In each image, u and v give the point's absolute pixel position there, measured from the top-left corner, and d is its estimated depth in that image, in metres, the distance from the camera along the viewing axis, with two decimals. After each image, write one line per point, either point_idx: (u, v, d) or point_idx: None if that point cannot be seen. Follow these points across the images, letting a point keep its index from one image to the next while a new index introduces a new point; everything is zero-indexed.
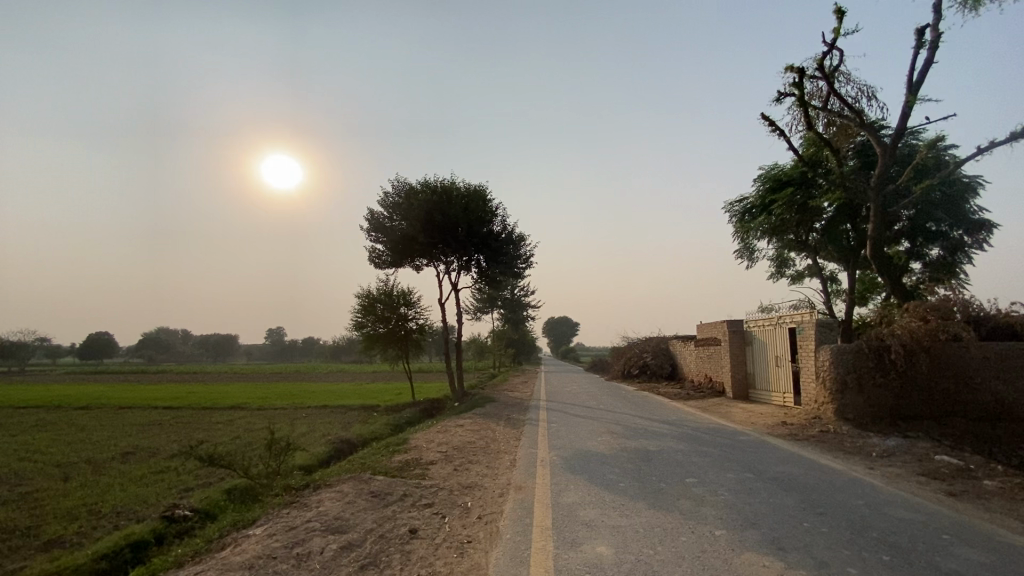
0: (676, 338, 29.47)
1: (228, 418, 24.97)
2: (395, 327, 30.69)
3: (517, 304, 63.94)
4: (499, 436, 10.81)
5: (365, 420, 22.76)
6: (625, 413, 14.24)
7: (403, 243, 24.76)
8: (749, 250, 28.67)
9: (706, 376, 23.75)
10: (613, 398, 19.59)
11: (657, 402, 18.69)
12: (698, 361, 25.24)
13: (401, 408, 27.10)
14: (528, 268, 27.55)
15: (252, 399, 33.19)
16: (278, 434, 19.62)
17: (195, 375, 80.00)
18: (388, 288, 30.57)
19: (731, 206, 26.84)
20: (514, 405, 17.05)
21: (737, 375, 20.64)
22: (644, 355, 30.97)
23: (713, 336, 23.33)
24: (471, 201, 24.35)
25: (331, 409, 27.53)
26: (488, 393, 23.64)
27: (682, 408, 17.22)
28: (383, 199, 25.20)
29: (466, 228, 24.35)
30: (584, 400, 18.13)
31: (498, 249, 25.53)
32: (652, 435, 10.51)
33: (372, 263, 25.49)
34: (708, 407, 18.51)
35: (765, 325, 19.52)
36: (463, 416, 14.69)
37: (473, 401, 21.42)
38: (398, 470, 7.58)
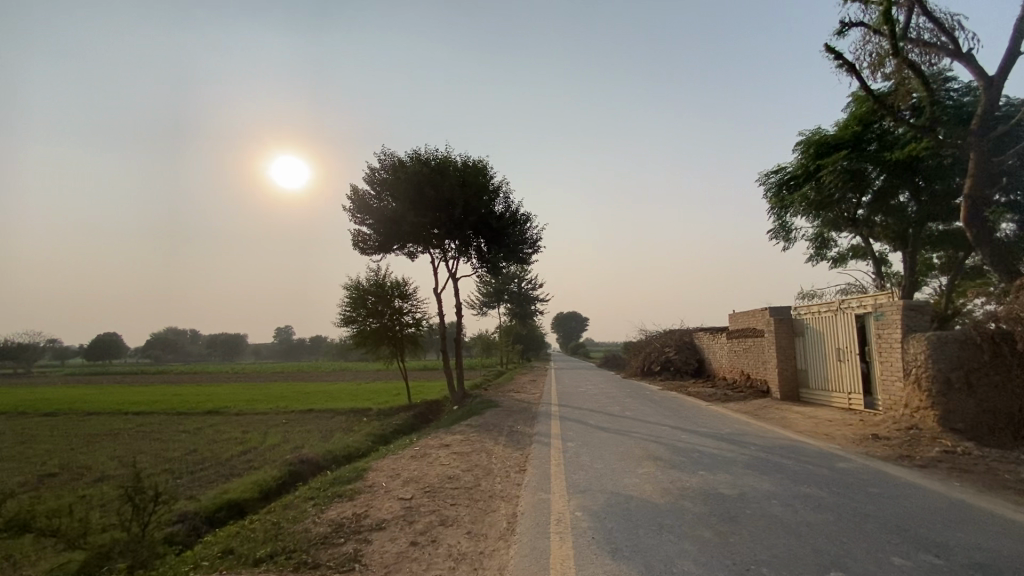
0: (702, 330, 26.16)
1: (198, 425, 22.05)
2: (388, 321, 27.66)
3: (523, 297, 61.12)
4: (496, 466, 7.71)
5: (351, 428, 19.80)
6: (662, 424, 11.02)
7: (392, 225, 21.69)
8: (784, 230, 25.32)
9: (744, 373, 20.44)
10: (638, 400, 16.42)
11: (694, 406, 15.45)
12: (732, 356, 21.90)
13: (394, 412, 24.10)
14: (534, 253, 24.38)
15: (235, 403, 30.32)
16: (243, 449, 16.64)
17: (193, 376, 77.52)
18: (379, 278, 27.59)
19: (766, 178, 23.43)
20: (519, 413, 13.93)
21: (786, 371, 17.32)
22: (666, 350, 27.65)
23: (752, 326, 20.03)
24: (469, 176, 21.19)
25: (317, 414, 24.58)
26: (491, 396, 20.54)
27: (727, 414, 13.99)
28: (370, 175, 22.09)
29: (462, 207, 21.16)
30: (605, 405, 14.94)
31: (500, 232, 22.39)
32: (715, 462, 7.35)
33: (357, 248, 22.48)
34: (756, 411, 15.26)
35: (820, 312, 16.21)
36: (455, 428, 11.61)
37: (474, 405, 18.37)
38: (313, 553, 4.46)
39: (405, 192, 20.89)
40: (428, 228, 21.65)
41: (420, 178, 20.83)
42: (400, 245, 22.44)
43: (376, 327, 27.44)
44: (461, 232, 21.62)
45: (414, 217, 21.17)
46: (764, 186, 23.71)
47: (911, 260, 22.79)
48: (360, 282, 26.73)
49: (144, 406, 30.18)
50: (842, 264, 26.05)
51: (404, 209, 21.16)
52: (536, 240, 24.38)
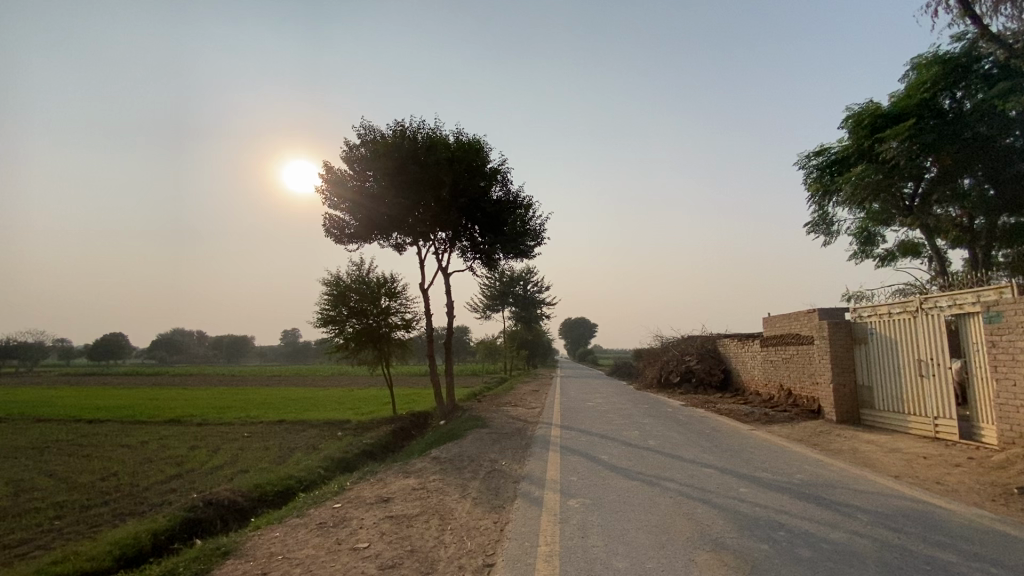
0: (731, 337, 22.88)
1: (146, 438, 19.13)
2: (373, 323, 24.65)
3: (529, 301, 58.16)
4: (443, 552, 4.57)
5: (316, 447, 16.81)
6: (705, 464, 7.83)
7: (371, 209, 18.73)
8: (825, 222, 22.27)
9: (784, 388, 17.14)
10: (661, 421, 13.24)
11: (733, 430, 12.22)
12: (770, 367, 18.57)
13: (375, 426, 21.04)
14: (537, 246, 21.28)
15: (205, 411, 27.42)
16: (175, 473, 13.69)
17: (189, 378, 75.12)
18: (363, 275, 24.57)
19: (807, 160, 20.22)
20: (509, 439, 10.78)
21: (844, 388, 14.03)
22: (687, 358, 24.39)
23: (796, 333, 16.75)
24: (463, 153, 18.19)
25: (287, 426, 21.63)
26: (482, 411, 17.41)
27: (778, 443, 10.77)
28: (349, 153, 19.16)
29: (452, 187, 18.10)
30: (619, 427, 11.76)
31: (496, 218, 19.30)
32: (828, 561, 4.18)
33: (332, 235, 19.47)
34: (812, 439, 11.99)
35: (890, 314, 12.96)
36: (416, 463, 8.49)
37: (459, 423, 15.28)
38: None
39: (386, 168, 17.93)
40: (413, 212, 18.63)
41: (404, 153, 17.84)
42: (381, 233, 19.44)
43: (360, 329, 24.38)
44: (451, 217, 18.54)
45: (397, 198, 18.19)
46: (804, 170, 20.52)
47: (981, 256, 19.41)
48: (341, 278, 23.74)
49: (105, 412, 27.37)
50: (891, 262, 22.74)
51: (385, 189, 18.21)
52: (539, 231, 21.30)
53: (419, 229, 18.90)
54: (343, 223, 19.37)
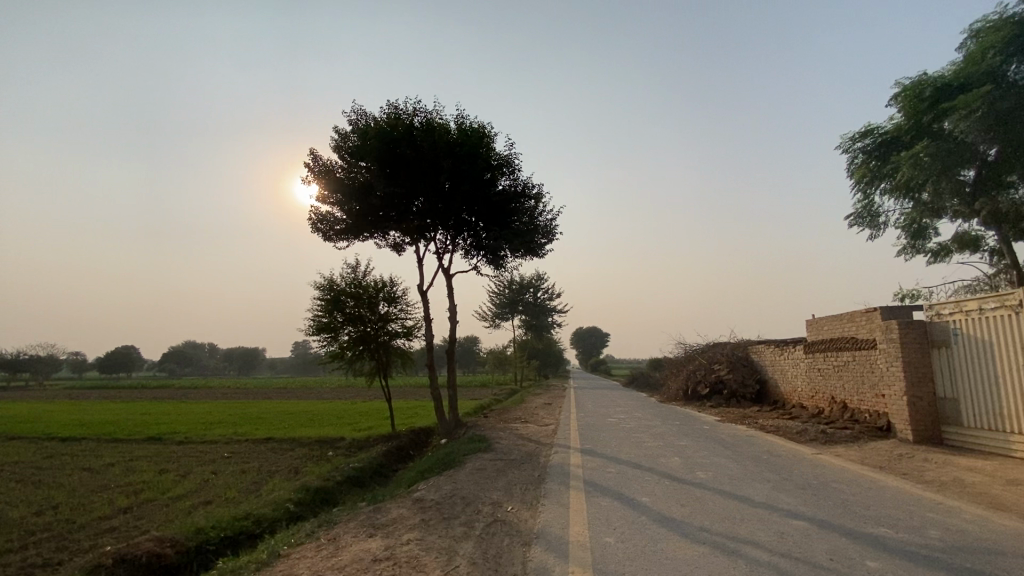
0: (768, 344, 20.52)
1: (115, 460, 17.23)
2: (371, 330, 22.65)
3: (540, 309, 56.15)
4: None
5: (297, 472, 14.76)
6: (792, 514, 5.61)
7: (363, 202, 16.48)
8: (870, 214, 19.95)
9: (839, 401, 14.77)
10: (701, 442, 11.00)
11: (794, 454, 9.93)
12: (818, 376, 16.20)
13: (370, 445, 18.94)
14: (548, 242, 19.16)
15: (191, 427, 25.51)
16: (125, 506, 11.73)
17: (194, 391, 73.70)
18: (359, 278, 22.64)
19: (849, 143, 18.00)
20: (517, 469, 8.60)
21: (921, 401, 11.64)
22: (716, 368, 22.11)
23: (852, 337, 14.41)
24: (465, 137, 15.98)
25: (273, 445, 19.63)
26: (488, 428, 15.26)
27: (860, 473, 8.47)
28: (339, 141, 17.04)
29: (449, 173, 15.82)
30: (653, 453, 9.54)
31: (501, 209, 16.96)
32: None
33: (319, 234, 17.03)
34: (894, 464, 9.66)
35: (981, 311, 10.59)
36: (392, 509, 6.37)
37: (459, 444, 13.14)
38: None
39: (376, 153, 15.83)
40: (410, 205, 16.39)
41: (395, 135, 15.76)
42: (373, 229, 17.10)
43: (356, 337, 22.38)
44: (450, 207, 16.22)
45: (389, 186, 15.96)
46: (847, 154, 18.32)
47: None
48: (335, 282, 21.83)
49: (86, 429, 25.55)
50: (945, 257, 20.48)
51: (375, 176, 16.02)
52: (550, 226, 19.16)
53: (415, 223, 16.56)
54: (330, 218, 17.09)
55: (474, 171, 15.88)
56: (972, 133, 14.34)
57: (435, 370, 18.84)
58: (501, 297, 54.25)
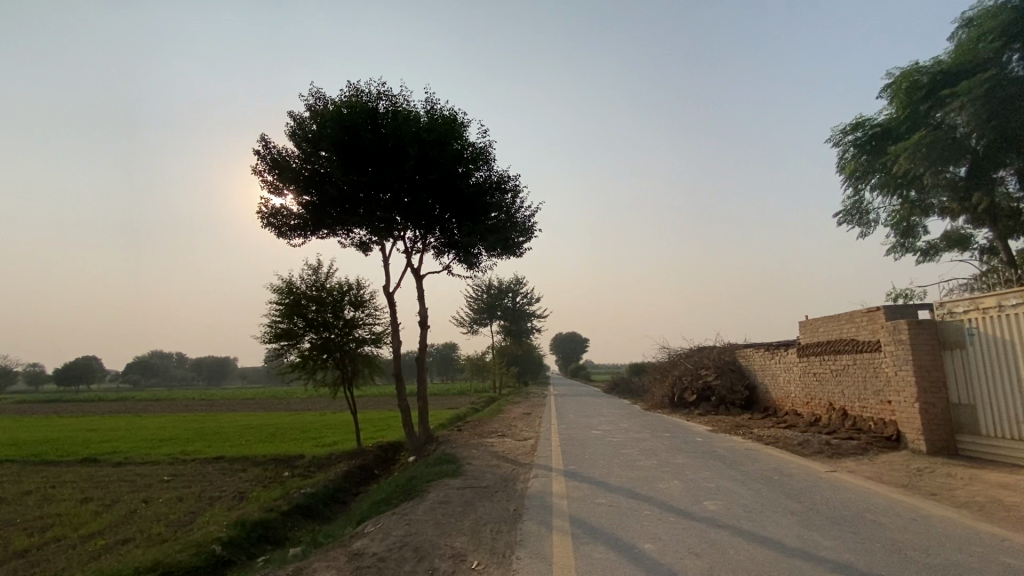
0: (757, 348, 19.52)
1: (34, 487, 15.11)
2: (335, 337, 20.92)
3: (519, 313, 54.96)
4: None
5: (243, 498, 12.99)
6: (842, 569, 4.32)
7: (321, 194, 14.83)
8: (859, 212, 19.26)
9: (838, 408, 13.76)
10: (698, 458, 9.73)
11: (805, 472, 8.74)
12: (814, 381, 15.22)
13: (331, 464, 17.20)
14: (524, 239, 17.77)
15: (135, 446, 23.22)
16: (24, 549, 9.84)
17: (156, 403, 69.92)
18: (322, 281, 20.91)
19: (839, 135, 17.30)
20: (488, 501, 7.17)
21: (934, 409, 10.63)
22: (703, 373, 21.07)
23: (852, 339, 13.42)
24: (434, 122, 14.45)
25: (223, 464, 17.70)
26: (461, 444, 13.79)
27: (888, 497, 7.30)
28: (294, 127, 15.34)
29: (416, 161, 14.12)
30: (648, 475, 8.23)
31: (474, 203, 15.35)
32: None
33: (272, 229, 15.27)
34: (917, 482, 8.56)
35: (1000, 309, 9.61)
36: (322, 568, 4.88)
37: (427, 464, 11.61)
38: None
39: (334, 137, 14.07)
40: (372, 197, 14.71)
41: (355, 117, 14.05)
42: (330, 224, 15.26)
43: (318, 345, 20.61)
44: (416, 199, 14.52)
45: (348, 176, 14.27)
46: (838, 148, 17.58)
47: None
48: (295, 285, 20.05)
49: (15, 450, 23.04)
50: (933, 256, 19.94)
51: (332, 164, 14.23)
52: (527, 223, 17.77)
53: (378, 217, 14.85)
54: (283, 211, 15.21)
55: (443, 159, 14.25)
56: (974, 123, 13.62)
57: (403, 385, 16.51)
58: (478, 302, 52.77)
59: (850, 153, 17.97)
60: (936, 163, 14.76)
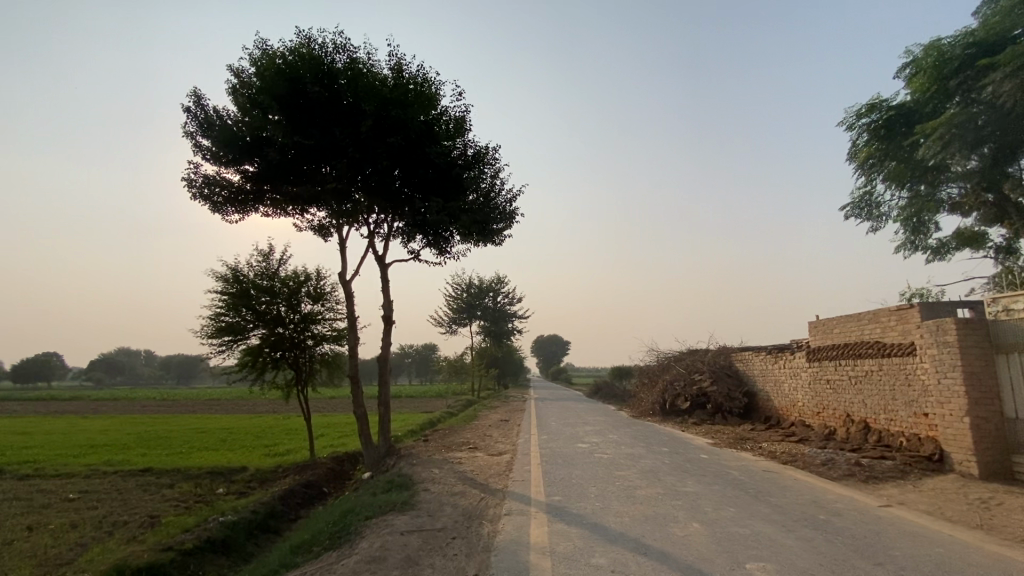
0: (758, 352, 17.79)
1: None
2: (289, 333, 18.51)
3: (500, 314, 52.99)
4: None
5: (153, 527, 10.60)
6: None
7: (265, 161, 12.49)
8: (867, 204, 17.88)
9: (860, 420, 12.05)
10: (713, 486, 7.79)
11: (852, 507, 6.87)
12: (827, 389, 13.51)
13: (277, 479, 14.85)
14: (504, 226, 15.56)
15: (56, 453, 20.37)
16: None
17: (112, 402, 65.46)
18: (275, 270, 18.47)
19: (854, 116, 15.78)
20: (440, 558, 5.07)
21: (988, 425, 8.90)
22: (697, 379, 19.33)
23: (879, 342, 11.69)
24: (398, 80, 12.26)
25: (148, 479, 15.16)
26: (423, 459, 11.68)
27: (978, 552, 5.45)
28: (233, 83, 12.90)
29: (375, 122, 11.90)
30: (656, 514, 6.26)
31: (446, 177, 13.09)
32: None
33: (207, 203, 12.84)
34: (994, 522, 6.75)
35: None
36: None
37: (376, 488, 9.44)
38: None
39: (277, 91, 11.75)
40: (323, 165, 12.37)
41: (304, 68, 11.76)
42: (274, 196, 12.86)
43: (268, 341, 18.21)
44: (375, 169, 12.24)
45: (292, 138, 11.90)
46: (851, 132, 16.08)
47: None
48: (241, 272, 17.62)
49: None
50: (944, 256, 18.47)
51: (275, 123, 11.90)
52: (507, 208, 15.57)
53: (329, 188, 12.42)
54: (218, 180, 12.74)
55: (409, 122, 12.02)
56: (1016, 95, 11.98)
57: (361, 390, 14.10)
58: (457, 302, 50.62)
59: (865, 137, 16.60)
60: (966, 145, 13.17)
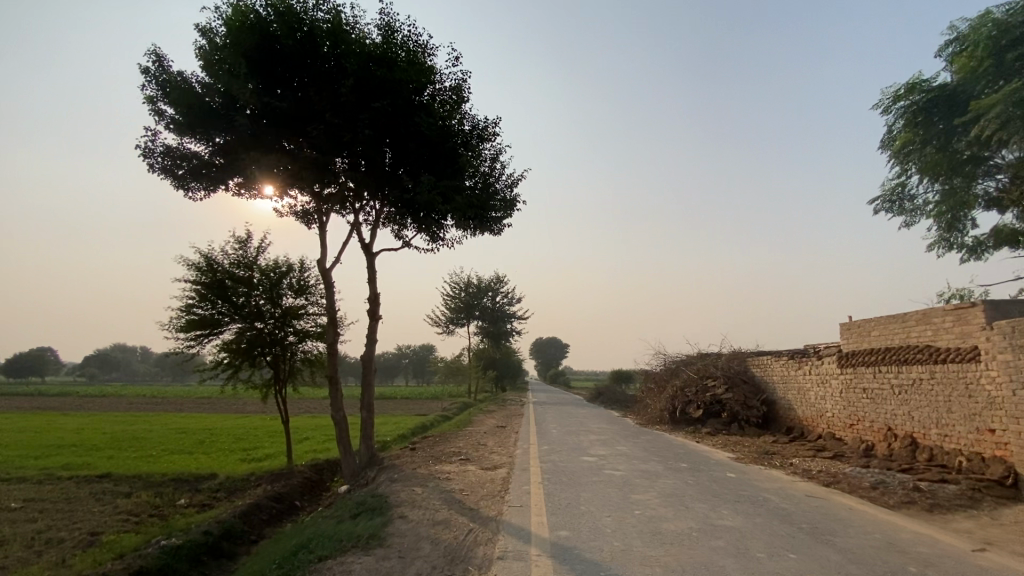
0: (778, 357, 16.30)
1: None
2: (268, 327, 17.02)
3: (498, 315, 51.55)
4: None
5: (88, 547, 9.06)
6: None
7: (234, 132, 11.07)
8: (899, 197, 16.72)
9: (906, 435, 10.58)
10: (756, 519, 6.29)
11: (941, 554, 5.38)
12: (863, 399, 12.05)
13: (247, 490, 13.31)
14: (503, 214, 14.02)
15: (13, 454, 18.76)
16: None
17: (96, 399, 63.80)
18: (253, 259, 16.99)
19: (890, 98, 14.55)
20: None
21: None
22: (710, 385, 17.87)
23: (931, 347, 10.27)
24: (388, 42, 10.80)
25: (103, 487, 13.60)
26: (406, 473, 10.18)
27: None
28: (201, 43, 11.39)
29: (358, 83, 10.41)
30: (696, 563, 4.78)
31: (441, 152, 11.56)
32: None
33: (172, 179, 11.43)
34: None
35: None
36: None
37: (346, 509, 7.93)
38: None
39: (247, 49, 10.24)
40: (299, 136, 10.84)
41: (278, 23, 10.20)
42: (243, 170, 11.31)
43: (245, 336, 16.71)
44: (358, 138, 10.72)
45: (262, 103, 10.37)
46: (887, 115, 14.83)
47: None
48: (215, 260, 16.12)
49: None
50: (980, 255, 17.04)
51: (244, 83, 10.35)
52: (508, 195, 14.04)
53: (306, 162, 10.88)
54: (181, 152, 11.25)
55: (398, 84, 10.55)
56: None
57: (340, 391, 12.59)
58: (455, 302, 49.16)
59: (901, 123, 15.34)
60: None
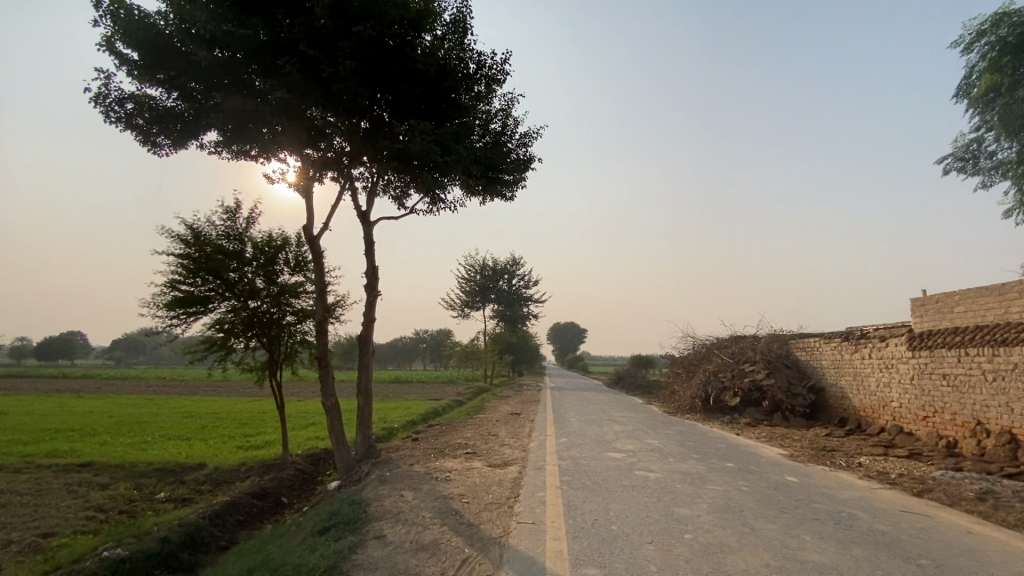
0: (829, 339, 14.35)
1: None
2: (263, 306, 15.71)
3: (515, 298, 50.04)
4: None
5: (33, 553, 7.83)
6: None
7: (201, 79, 9.44)
8: (973, 154, 14.70)
9: (1005, 430, 8.71)
10: (853, 552, 4.61)
11: None
12: (943, 387, 10.15)
13: (233, 482, 12.04)
14: (517, 174, 12.22)
15: (4, 439, 17.88)
16: None
17: (116, 381, 64.53)
18: (245, 231, 15.60)
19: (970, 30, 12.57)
20: None
21: None
22: (748, 371, 16.08)
23: None
24: None
25: (80, 477, 12.48)
26: (401, 469, 8.73)
27: None
28: None
29: (336, 4, 8.66)
30: None
31: (438, 94, 9.90)
32: None
33: (138, 137, 10.04)
34: None
35: None
36: None
37: (319, 519, 6.47)
38: None
39: None
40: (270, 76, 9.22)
41: None
42: (211, 117, 9.75)
43: (237, 315, 15.40)
44: (338, 73, 9.05)
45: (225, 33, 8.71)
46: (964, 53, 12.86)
47: None
48: (202, 231, 14.76)
49: None
50: None
51: (201, 6, 8.71)
52: (520, 152, 12.24)
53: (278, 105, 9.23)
54: (140, 99, 9.72)
55: (384, 6, 8.77)
56: None
57: (332, 374, 11.16)
58: (470, 284, 47.63)
59: (981, 66, 13.23)
60: None
